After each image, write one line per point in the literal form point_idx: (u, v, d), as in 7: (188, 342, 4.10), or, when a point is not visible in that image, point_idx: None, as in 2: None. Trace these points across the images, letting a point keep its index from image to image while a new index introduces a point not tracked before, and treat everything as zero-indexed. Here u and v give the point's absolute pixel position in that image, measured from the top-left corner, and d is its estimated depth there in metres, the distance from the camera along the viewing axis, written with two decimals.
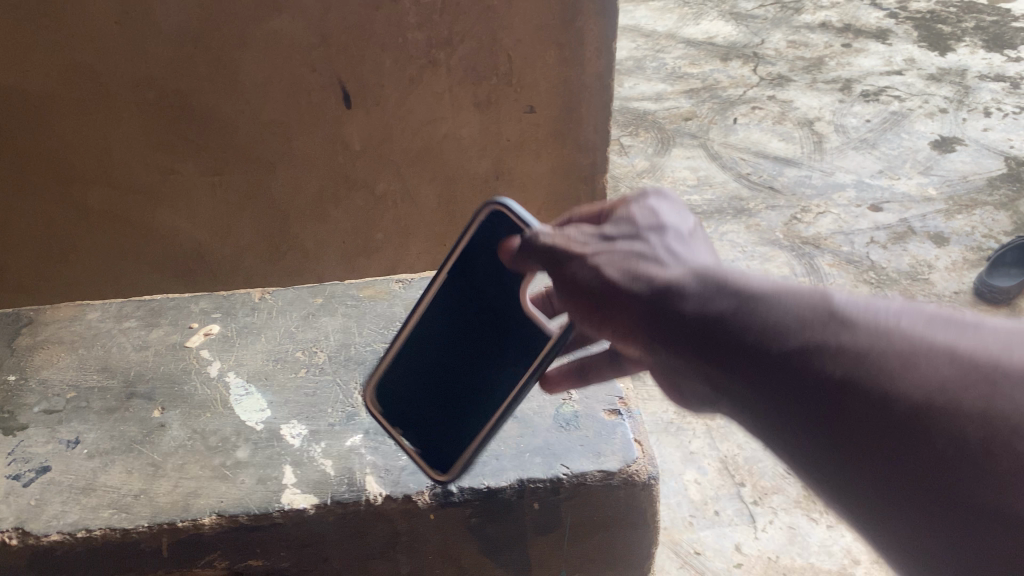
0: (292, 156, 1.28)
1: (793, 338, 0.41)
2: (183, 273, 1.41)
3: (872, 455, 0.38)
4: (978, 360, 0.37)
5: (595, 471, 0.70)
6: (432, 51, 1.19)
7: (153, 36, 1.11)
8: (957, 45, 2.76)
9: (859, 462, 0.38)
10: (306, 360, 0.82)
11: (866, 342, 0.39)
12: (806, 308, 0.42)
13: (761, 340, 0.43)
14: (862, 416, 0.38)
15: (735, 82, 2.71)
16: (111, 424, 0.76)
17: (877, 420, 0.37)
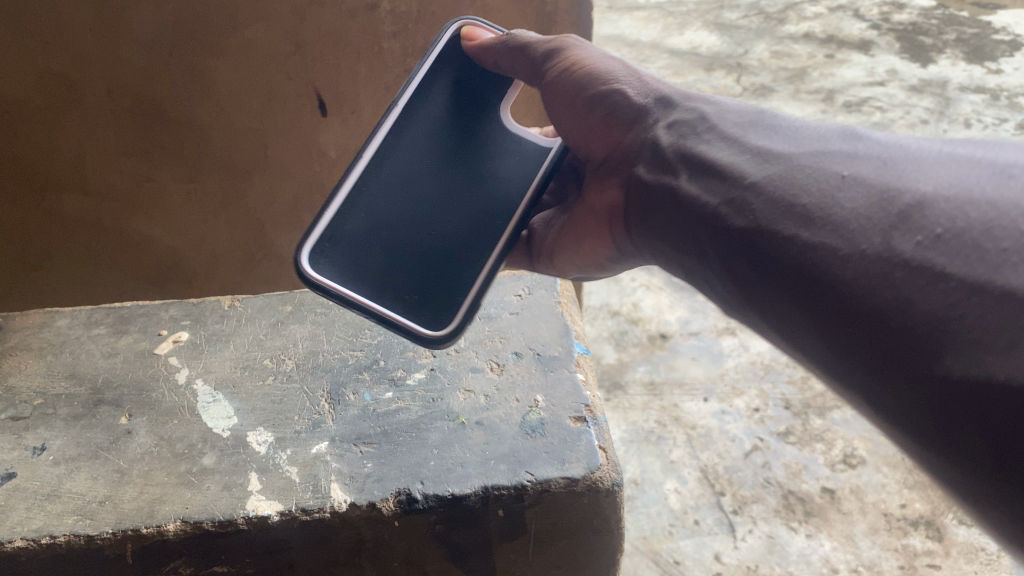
0: (268, 163, 1.28)
1: (916, 191, 0.42)
2: (159, 278, 1.42)
3: (944, 291, 0.37)
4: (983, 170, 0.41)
5: (559, 477, 0.71)
6: (408, 60, 1.20)
7: (128, 43, 1.12)
8: (938, 57, 2.65)
9: (936, 299, 0.37)
10: (274, 367, 0.82)
11: (999, 194, 0.39)
12: (942, 172, 0.43)
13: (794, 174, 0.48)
14: (954, 264, 0.37)
15: (718, 91, 2.57)
16: (77, 431, 0.76)
17: (965, 266, 0.37)
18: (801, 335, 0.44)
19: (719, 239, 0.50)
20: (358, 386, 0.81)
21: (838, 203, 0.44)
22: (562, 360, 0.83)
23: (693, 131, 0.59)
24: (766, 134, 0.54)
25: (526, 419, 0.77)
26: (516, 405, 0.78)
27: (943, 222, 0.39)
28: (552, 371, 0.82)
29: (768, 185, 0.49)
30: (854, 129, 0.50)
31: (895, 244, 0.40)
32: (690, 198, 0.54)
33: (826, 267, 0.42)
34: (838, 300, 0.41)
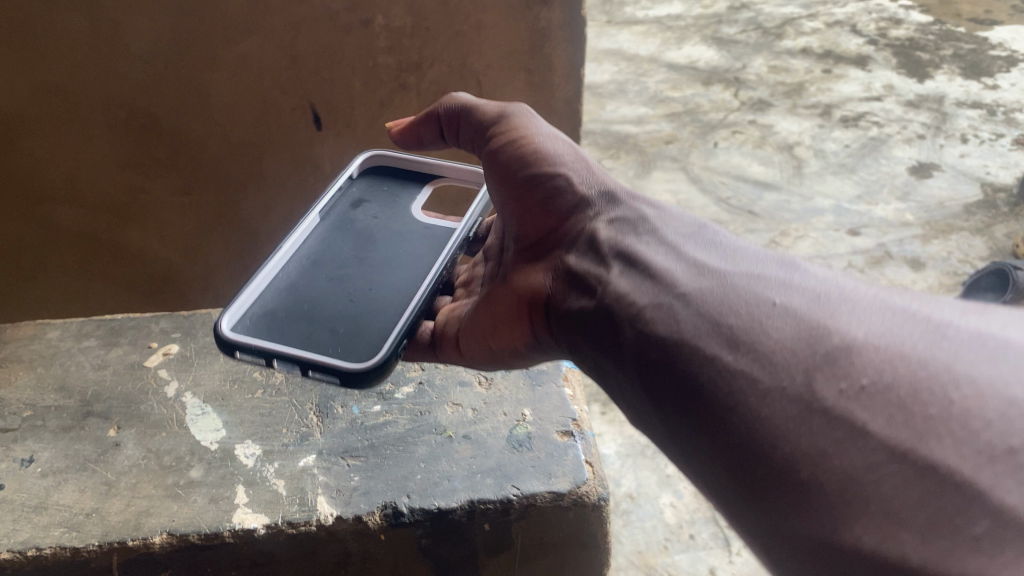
0: (263, 177, 1.29)
1: (847, 333, 0.42)
2: (153, 289, 1.43)
3: (865, 448, 0.37)
4: (921, 319, 0.43)
5: (545, 491, 0.71)
6: (403, 75, 1.21)
7: (124, 57, 1.12)
8: (936, 72, 2.65)
9: (842, 447, 0.38)
10: (263, 381, 0.83)
11: (927, 351, 0.40)
12: (875, 316, 0.43)
13: (731, 307, 0.48)
14: (878, 421, 0.38)
15: (716, 106, 2.57)
16: (66, 443, 0.77)
17: (891, 428, 0.38)
18: (697, 454, 0.44)
19: (640, 344, 0.51)
20: (346, 399, 0.81)
21: (766, 330, 0.45)
22: (550, 375, 0.84)
23: (640, 238, 0.61)
24: (706, 254, 0.56)
25: (514, 433, 0.77)
26: (503, 418, 0.79)
27: (875, 372, 0.40)
28: (540, 386, 0.82)
29: (699, 301, 0.50)
30: (793, 261, 0.52)
31: (819, 387, 0.40)
32: (620, 301, 0.55)
33: (743, 397, 0.42)
34: (744, 435, 0.41)
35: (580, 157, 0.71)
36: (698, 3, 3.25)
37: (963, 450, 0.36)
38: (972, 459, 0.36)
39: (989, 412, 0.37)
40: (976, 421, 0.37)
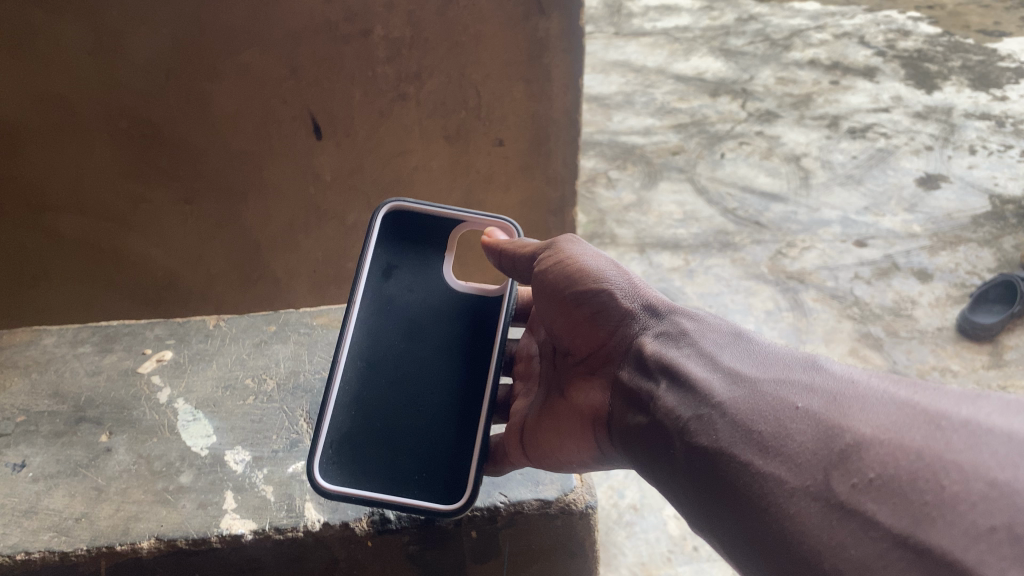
0: (263, 185, 1.30)
1: (855, 432, 0.45)
2: (154, 298, 1.44)
3: (871, 538, 0.40)
4: (926, 410, 0.45)
5: (532, 499, 0.72)
6: (402, 85, 1.21)
7: (125, 66, 1.13)
8: (943, 84, 2.60)
9: (851, 537, 0.41)
10: (255, 387, 0.84)
11: (922, 444, 0.42)
12: (881, 413, 0.46)
13: (766, 420, 0.50)
14: (882, 511, 0.41)
15: (723, 117, 2.55)
16: (58, 448, 0.77)
17: (893, 517, 0.40)
18: (738, 550, 0.48)
19: (683, 451, 0.54)
20: None
21: (791, 436, 0.48)
22: None
23: (676, 336, 0.64)
24: (738, 352, 0.58)
25: None
26: None
27: (877, 466, 0.43)
28: None
29: (732, 406, 0.53)
30: (818, 357, 0.54)
31: (835, 485, 0.44)
32: (662, 407, 0.58)
33: (774, 498, 0.46)
34: (776, 532, 0.45)
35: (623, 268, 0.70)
36: (706, 15, 3.18)
37: (952, 532, 0.38)
38: (961, 538, 0.38)
39: (973, 492, 0.39)
40: (962, 504, 0.39)
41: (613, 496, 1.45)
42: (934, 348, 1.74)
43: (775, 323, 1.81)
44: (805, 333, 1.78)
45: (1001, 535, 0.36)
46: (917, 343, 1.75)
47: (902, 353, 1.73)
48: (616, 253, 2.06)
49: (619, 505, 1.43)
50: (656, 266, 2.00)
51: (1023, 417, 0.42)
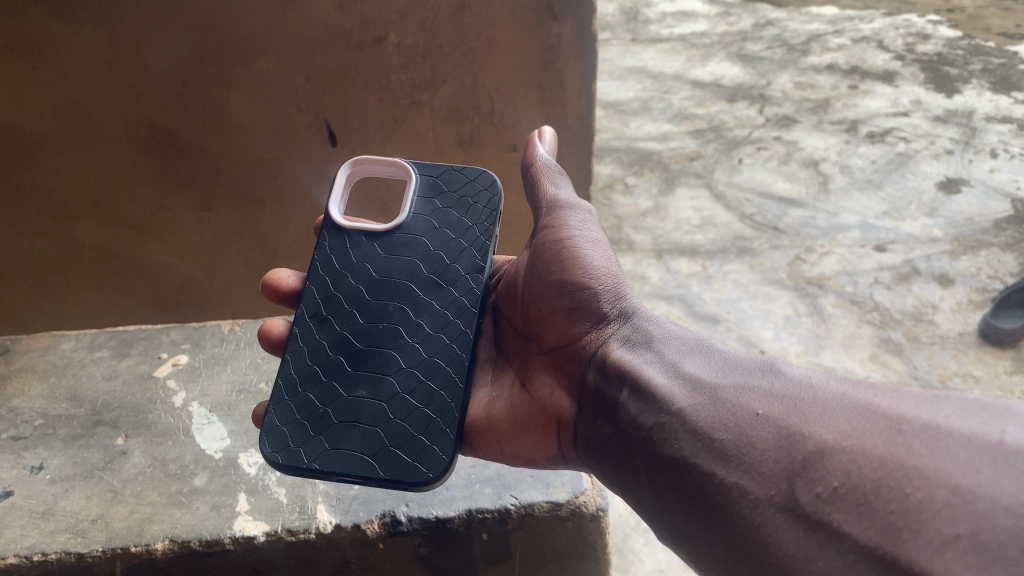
0: (280, 192, 1.31)
1: (817, 439, 0.49)
2: (173, 305, 1.46)
3: (841, 550, 0.44)
4: (890, 414, 0.48)
5: (542, 501, 0.73)
6: (415, 91, 1.22)
7: (143, 75, 1.14)
8: (964, 87, 2.58)
9: (817, 548, 0.45)
10: (269, 391, 0.85)
11: (883, 450, 0.46)
12: (840, 417, 0.49)
13: (730, 431, 0.54)
14: (848, 522, 0.44)
15: (741, 122, 2.54)
16: (75, 450, 0.79)
17: (859, 527, 0.44)
18: (707, 552, 0.52)
19: (651, 459, 0.58)
20: None
21: (753, 445, 0.52)
22: None
23: (647, 344, 0.67)
24: (701, 359, 0.62)
25: None
26: None
27: (840, 475, 0.46)
28: None
29: (694, 415, 0.57)
30: (775, 362, 0.58)
31: (800, 495, 0.48)
32: (631, 418, 0.61)
33: (739, 508, 0.50)
34: (748, 547, 0.49)
35: (609, 270, 0.74)
36: (723, 20, 3.16)
37: (919, 542, 0.41)
38: (927, 548, 0.41)
39: (937, 500, 0.42)
40: (926, 512, 0.42)
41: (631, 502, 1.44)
42: (955, 354, 1.73)
43: (793, 329, 1.80)
44: (824, 339, 1.77)
45: (965, 543, 0.40)
46: (938, 348, 1.74)
47: (923, 359, 1.72)
48: (634, 259, 2.06)
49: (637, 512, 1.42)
50: (674, 272, 2.00)
51: (979, 418, 0.45)
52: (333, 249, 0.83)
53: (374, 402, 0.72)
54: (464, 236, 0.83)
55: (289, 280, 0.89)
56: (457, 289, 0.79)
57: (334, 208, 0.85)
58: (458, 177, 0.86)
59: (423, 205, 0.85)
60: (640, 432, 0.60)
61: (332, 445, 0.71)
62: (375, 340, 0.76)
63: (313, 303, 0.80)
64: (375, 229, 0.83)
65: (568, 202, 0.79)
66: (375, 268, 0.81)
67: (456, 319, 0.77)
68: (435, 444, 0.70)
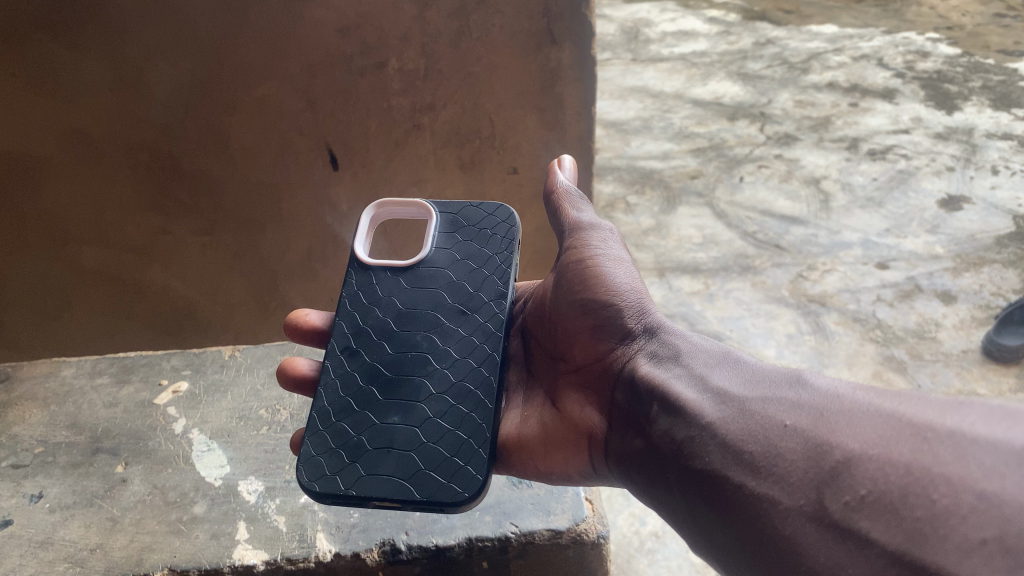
0: (282, 215, 1.31)
1: (844, 449, 0.50)
2: (175, 330, 1.45)
3: (867, 556, 0.46)
4: (916, 422, 0.49)
5: (543, 529, 0.73)
6: (416, 115, 1.23)
7: (145, 100, 1.15)
8: (964, 105, 2.58)
9: (847, 556, 0.47)
10: (269, 418, 0.85)
11: (910, 458, 0.47)
12: (868, 425, 0.51)
13: (759, 446, 0.55)
14: (876, 528, 0.46)
15: (742, 140, 2.54)
16: (75, 478, 0.79)
17: (887, 534, 0.45)
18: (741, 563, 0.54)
19: (683, 472, 0.59)
20: None
21: (781, 454, 0.53)
22: None
23: (674, 358, 0.68)
24: (729, 372, 0.63)
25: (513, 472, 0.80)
26: None
27: (869, 484, 0.48)
28: None
29: (723, 428, 0.58)
30: (803, 373, 0.59)
31: (828, 503, 0.49)
32: (662, 432, 0.62)
33: (770, 519, 0.51)
34: (781, 557, 0.50)
35: (632, 284, 0.75)
36: (723, 39, 3.17)
37: (945, 547, 0.43)
38: (954, 553, 0.42)
39: (964, 506, 0.44)
40: (953, 517, 0.43)
41: (634, 523, 1.44)
42: (959, 371, 1.73)
43: (796, 347, 1.80)
44: (827, 357, 1.77)
45: (992, 548, 0.41)
46: (942, 366, 1.74)
47: (927, 377, 1.71)
48: None
49: (640, 532, 1.41)
50: (676, 290, 2.00)
51: (1004, 423, 0.46)
52: (359, 285, 0.85)
53: (407, 428, 0.73)
54: (485, 265, 0.85)
55: (312, 319, 0.89)
56: (482, 315, 0.81)
57: (358, 247, 0.88)
58: (477, 213, 0.90)
59: (445, 240, 0.88)
60: (671, 447, 0.61)
61: (367, 472, 0.71)
62: (404, 369, 0.77)
63: (342, 337, 0.81)
64: (399, 265, 0.85)
65: (589, 222, 0.81)
66: (400, 300, 0.83)
67: (483, 343, 0.78)
68: (469, 465, 0.70)
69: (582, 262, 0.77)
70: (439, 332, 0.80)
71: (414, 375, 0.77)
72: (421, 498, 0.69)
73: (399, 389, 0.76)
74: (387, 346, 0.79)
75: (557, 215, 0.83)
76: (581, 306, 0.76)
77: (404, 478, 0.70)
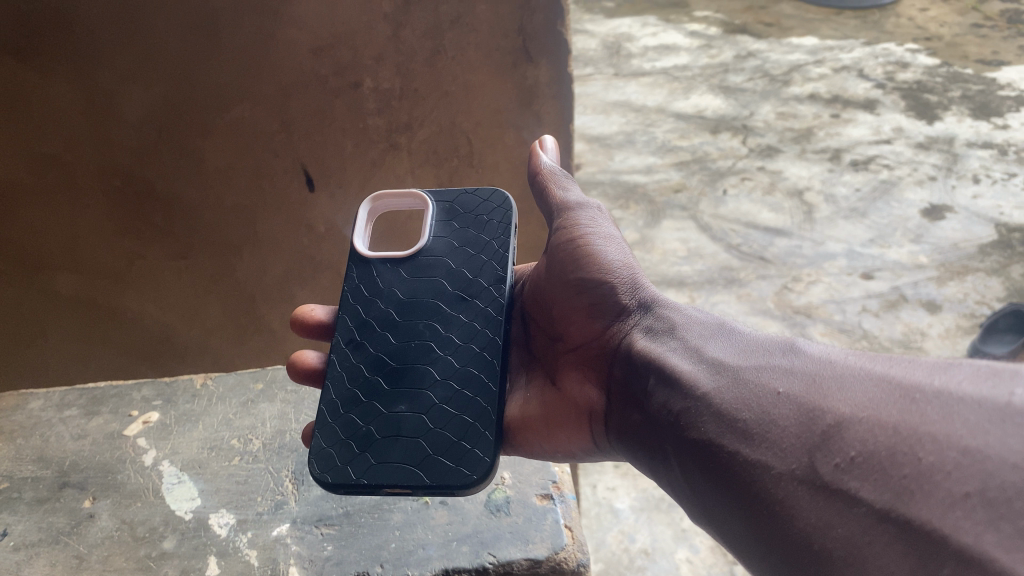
0: (257, 238, 1.30)
1: (836, 413, 0.50)
2: (152, 356, 1.43)
3: (855, 515, 0.45)
4: (906, 384, 0.49)
5: (522, 559, 0.72)
6: (393, 135, 1.22)
7: (115, 123, 1.13)
8: (944, 114, 2.59)
9: (836, 516, 0.46)
10: (240, 448, 0.84)
11: (898, 418, 0.47)
12: (859, 390, 0.51)
13: (751, 412, 0.55)
14: (865, 488, 0.46)
15: (724, 153, 2.54)
16: (40, 515, 0.77)
17: (875, 492, 0.45)
18: (733, 530, 0.53)
19: (679, 441, 0.59)
20: None
21: (774, 421, 0.53)
22: None
23: (669, 332, 0.70)
24: (723, 343, 0.64)
25: (492, 498, 0.78)
26: None
27: (858, 446, 0.48)
28: None
29: (718, 397, 0.58)
30: (796, 342, 0.60)
31: (819, 467, 0.49)
32: (659, 405, 0.63)
33: (763, 483, 0.51)
34: (771, 520, 0.50)
35: (624, 262, 0.77)
36: (705, 53, 3.18)
37: (930, 501, 0.43)
38: (938, 508, 0.42)
39: (948, 462, 0.43)
40: (937, 474, 0.43)
41: (623, 541, 1.42)
42: None
43: None
44: None
45: (974, 501, 0.41)
46: None
47: None
48: None
49: (630, 550, 1.40)
50: None
51: (990, 381, 0.46)
52: (360, 279, 0.83)
53: (414, 415, 0.73)
54: (483, 251, 0.83)
55: (317, 314, 0.88)
56: (482, 300, 0.79)
57: (357, 240, 0.86)
58: (472, 200, 0.88)
59: (442, 228, 0.86)
60: (668, 418, 0.62)
61: (378, 460, 0.71)
62: (408, 358, 0.77)
63: (347, 330, 0.80)
64: (398, 255, 0.84)
65: (576, 201, 0.81)
66: (401, 290, 0.82)
67: (484, 328, 0.77)
68: (477, 448, 0.70)
69: (574, 243, 0.78)
70: (442, 319, 0.79)
71: (418, 364, 0.76)
72: (431, 483, 0.69)
73: (404, 378, 0.75)
74: (390, 337, 0.78)
75: (543, 196, 0.84)
76: (577, 287, 0.77)
77: (413, 464, 0.70)
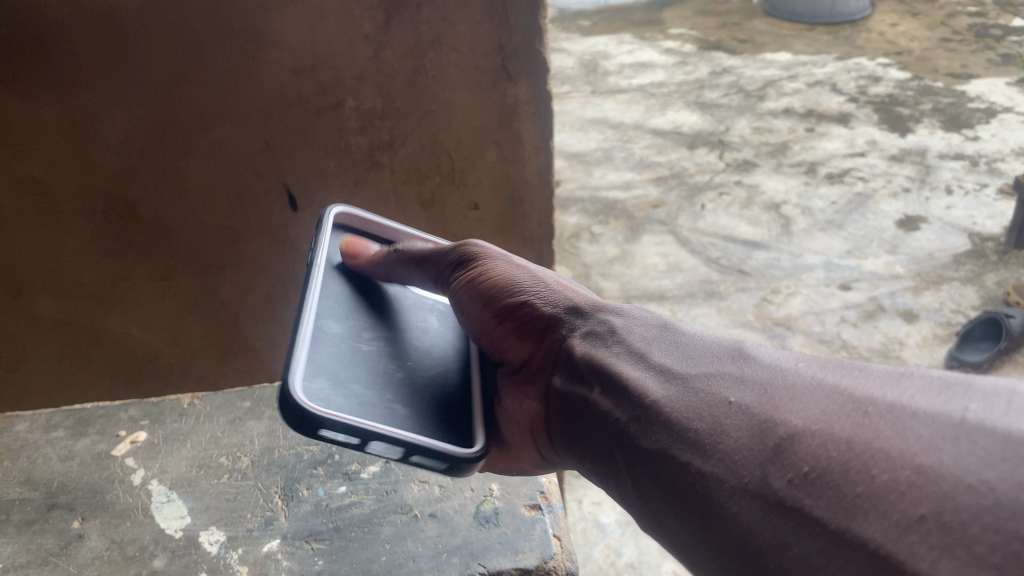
0: (241, 260, 1.30)
1: (788, 425, 0.49)
2: (134, 377, 1.42)
3: (810, 534, 0.43)
4: (861, 397, 0.48)
5: (512, 569, 0.73)
6: (376, 154, 1.23)
7: (100, 148, 1.13)
8: (916, 126, 2.63)
9: (792, 533, 0.44)
10: (229, 465, 0.84)
11: (850, 432, 0.46)
12: (811, 401, 0.50)
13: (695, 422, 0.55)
14: (818, 505, 0.44)
15: (702, 168, 2.57)
16: (28, 537, 0.77)
17: (824, 509, 0.43)
18: (685, 544, 0.51)
19: (631, 453, 0.58)
20: (312, 481, 0.83)
21: (725, 432, 0.52)
22: None
23: (607, 336, 0.70)
24: (667, 348, 0.64)
25: (481, 509, 0.79)
26: (471, 495, 0.81)
27: (808, 461, 0.46)
28: None
29: (668, 406, 0.57)
30: (745, 348, 0.59)
31: (773, 481, 0.47)
32: (607, 412, 0.63)
33: (716, 497, 0.49)
34: (721, 535, 0.48)
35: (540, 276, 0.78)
36: (680, 70, 3.22)
37: (884, 521, 0.40)
38: (891, 530, 0.40)
39: (902, 482, 0.41)
40: (892, 493, 0.41)
41: (610, 555, 1.42)
42: None
43: None
44: None
45: (930, 524, 0.39)
46: None
47: None
48: None
49: (617, 563, 1.40)
50: None
51: (944, 395, 0.46)
52: None
53: None
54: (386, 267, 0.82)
55: None
56: None
57: None
58: None
59: None
60: (617, 429, 0.61)
61: None
62: None
63: None
64: None
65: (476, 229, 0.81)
66: None
67: None
68: None
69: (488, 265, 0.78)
70: None
71: None
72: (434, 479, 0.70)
73: None
74: None
75: None
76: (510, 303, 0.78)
77: None
